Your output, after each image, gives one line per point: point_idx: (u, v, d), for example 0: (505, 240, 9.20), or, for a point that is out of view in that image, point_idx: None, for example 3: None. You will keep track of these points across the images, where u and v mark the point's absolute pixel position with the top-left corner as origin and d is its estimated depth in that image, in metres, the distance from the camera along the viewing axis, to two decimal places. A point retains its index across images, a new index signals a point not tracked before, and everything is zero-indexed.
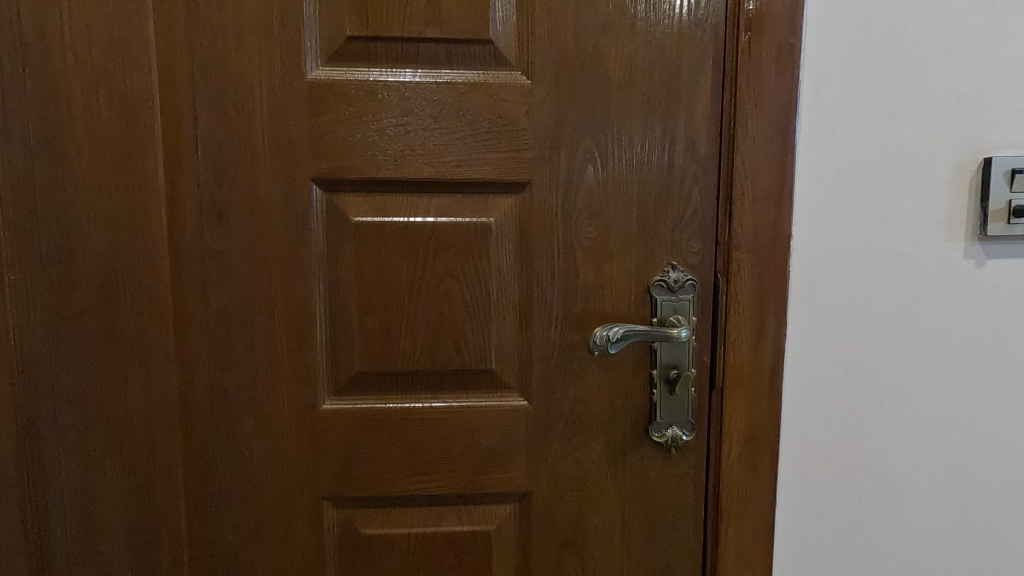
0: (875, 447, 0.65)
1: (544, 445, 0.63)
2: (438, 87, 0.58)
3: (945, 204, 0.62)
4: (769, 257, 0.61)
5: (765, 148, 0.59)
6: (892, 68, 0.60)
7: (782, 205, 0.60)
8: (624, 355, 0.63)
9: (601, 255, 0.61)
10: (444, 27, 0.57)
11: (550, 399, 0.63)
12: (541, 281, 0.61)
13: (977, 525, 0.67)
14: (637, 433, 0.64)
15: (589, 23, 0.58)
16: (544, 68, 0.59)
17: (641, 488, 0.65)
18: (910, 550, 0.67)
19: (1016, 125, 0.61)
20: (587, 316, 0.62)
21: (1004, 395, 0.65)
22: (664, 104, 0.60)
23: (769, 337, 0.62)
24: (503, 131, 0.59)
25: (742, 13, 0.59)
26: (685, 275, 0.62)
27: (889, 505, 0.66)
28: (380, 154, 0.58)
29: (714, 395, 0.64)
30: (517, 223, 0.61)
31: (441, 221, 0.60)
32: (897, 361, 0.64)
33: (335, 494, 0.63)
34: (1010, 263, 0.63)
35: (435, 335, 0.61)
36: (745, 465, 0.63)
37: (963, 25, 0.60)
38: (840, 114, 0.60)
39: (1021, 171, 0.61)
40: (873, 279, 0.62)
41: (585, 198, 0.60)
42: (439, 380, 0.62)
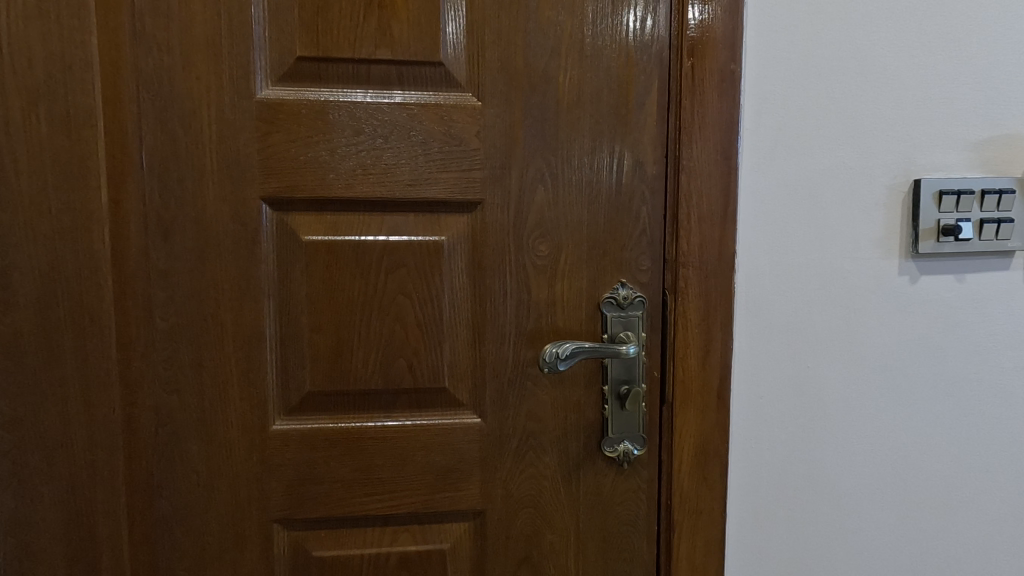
0: (821, 458, 0.67)
1: (498, 462, 0.64)
2: (389, 107, 0.59)
3: (880, 223, 0.65)
4: (714, 275, 0.62)
5: (709, 169, 0.61)
6: (829, 93, 0.63)
7: (726, 225, 0.62)
8: (576, 371, 0.64)
9: (552, 273, 0.62)
10: (396, 48, 0.58)
11: (504, 416, 0.63)
12: (493, 299, 0.62)
13: (918, 531, 0.69)
14: (590, 449, 0.65)
15: (538, 47, 0.60)
16: (495, 90, 0.60)
17: (595, 503, 0.65)
18: (857, 557, 0.69)
19: (943, 149, 0.65)
20: (539, 333, 0.63)
21: (940, 406, 0.68)
22: (612, 125, 0.62)
23: (715, 353, 0.63)
24: (455, 152, 0.60)
25: (685, 39, 0.61)
26: (635, 292, 0.63)
27: (835, 514, 0.68)
28: (332, 173, 0.58)
29: (665, 409, 0.65)
30: (469, 242, 0.61)
31: (393, 240, 0.60)
32: (839, 374, 0.66)
33: (286, 516, 0.62)
34: (941, 280, 0.66)
35: (387, 354, 0.61)
36: (696, 478, 0.65)
37: (892, 54, 0.63)
38: (780, 137, 0.63)
39: (948, 192, 0.64)
40: (816, 295, 0.65)
41: (536, 216, 0.61)
42: (392, 398, 0.62)
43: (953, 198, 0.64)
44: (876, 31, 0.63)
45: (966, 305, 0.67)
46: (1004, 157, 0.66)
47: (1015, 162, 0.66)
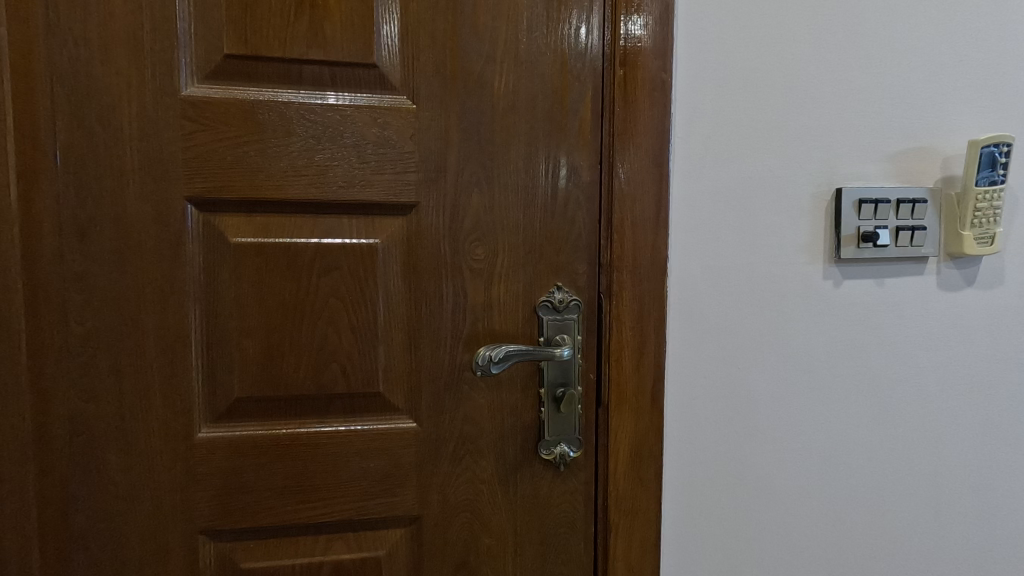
0: (752, 457, 0.69)
1: (435, 466, 0.63)
2: (321, 108, 0.58)
3: (805, 230, 0.68)
4: (647, 278, 0.64)
5: (641, 176, 0.63)
6: (756, 104, 0.65)
7: (659, 230, 0.63)
8: (513, 375, 0.64)
9: (488, 277, 0.62)
10: (329, 49, 0.58)
11: (440, 420, 0.63)
12: (428, 303, 0.62)
13: (845, 526, 0.72)
14: (528, 452, 0.65)
15: (474, 52, 0.60)
16: (430, 94, 0.60)
17: (533, 506, 0.66)
18: (788, 553, 0.71)
19: (862, 160, 0.68)
20: (476, 336, 0.63)
21: (862, 404, 0.71)
22: (548, 132, 0.62)
23: (649, 355, 0.64)
24: (389, 155, 0.60)
25: (618, 49, 0.62)
26: (570, 296, 0.64)
27: (766, 511, 0.70)
28: (262, 174, 0.57)
29: (601, 412, 0.66)
30: (404, 245, 0.61)
31: (326, 242, 0.59)
32: (768, 375, 0.68)
33: (212, 527, 0.60)
34: (862, 284, 0.69)
35: (319, 358, 0.60)
36: (632, 479, 0.66)
37: (814, 67, 0.66)
38: (710, 144, 0.64)
39: (867, 201, 0.67)
40: (745, 299, 0.67)
41: (472, 220, 0.62)
42: (326, 404, 0.61)
43: (871, 206, 0.68)
44: (799, 46, 0.66)
45: (885, 308, 0.70)
46: (917, 168, 0.69)
47: (928, 173, 0.70)
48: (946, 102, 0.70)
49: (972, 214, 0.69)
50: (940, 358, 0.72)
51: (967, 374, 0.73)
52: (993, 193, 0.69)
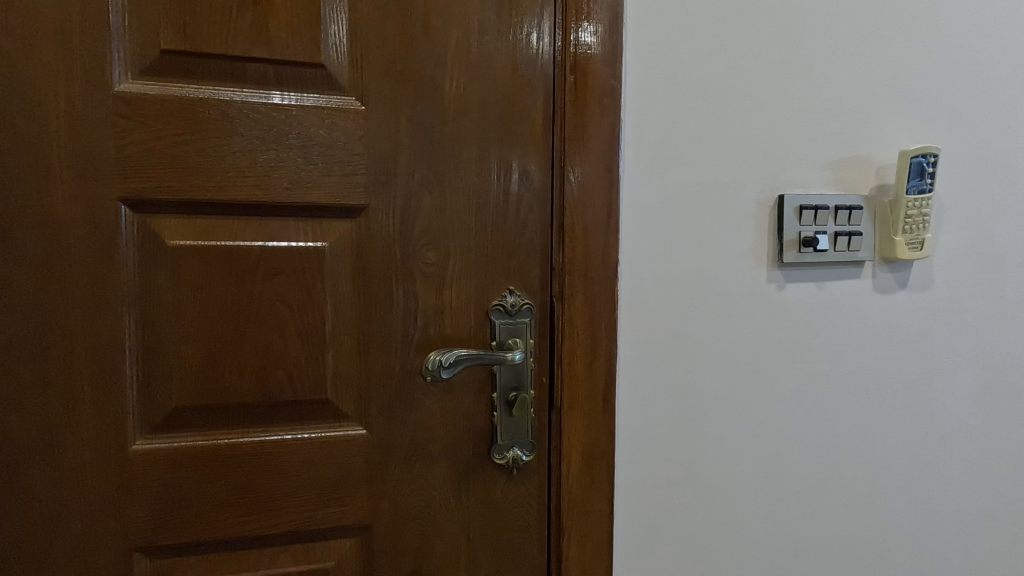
0: (702, 457, 0.70)
1: (385, 474, 0.62)
2: (265, 107, 0.56)
3: (750, 235, 0.70)
4: (598, 282, 0.64)
5: (592, 181, 0.63)
6: (702, 112, 0.67)
7: (609, 234, 0.64)
8: (465, 379, 0.64)
9: (440, 280, 0.62)
10: (273, 47, 0.56)
11: (391, 426, 0.62)
12: (378, 308, 0.61)
13: (790, 522, 0.74)
14: (481, 457, 0.65)
15: (424, 54, 0.60)
16: (379, 95, 0.59)
17: (486, 511, 0.65)
18: (737, 550, 0.73)
19: (802, 168, 0.71)
20: (427, 341, 0.62)
21: (805, 404, 0.74)
22: (499, 135, 0.62)
23: (601, 358, 0.65)
24: (337, 157, 0.58)
25: (568, 55, 0.63)
26: (522, 300, 0.64)
27: (716, 510, 0.71)
28: (202, 174, 0.55)
29: (553, 415, 0.66)
30: (353, 248, 0.60)
31: (271, 245, 0.58)
32: (716, 377, 0.70)
33: (148, 544, 0.57)
34: (803, 287, 0.72)
35: (264, 365, 0.58)
36: (584, 482, 0.66)
37: (758, 78, 0.68)
38: (659, 151, 0.66)
39: (807, 208, 0.70)
40: (694, 302, 0.68)
41: (423, 223, 0.61)
42: (271, 412, 0.59)
43: (811, 212, 0.70)
44: (743, 57, 0.68)
45: (825, 310, 0.73)
46: (854, 176, 0.73)
47: (864, 181, 0.73)
48: (879, 114, 0.73)
49: (903, 221, 0.72)
50: (876, 358, 0.76)
51: (900, 373, 0.77)
52: (922, 201, 0.73)
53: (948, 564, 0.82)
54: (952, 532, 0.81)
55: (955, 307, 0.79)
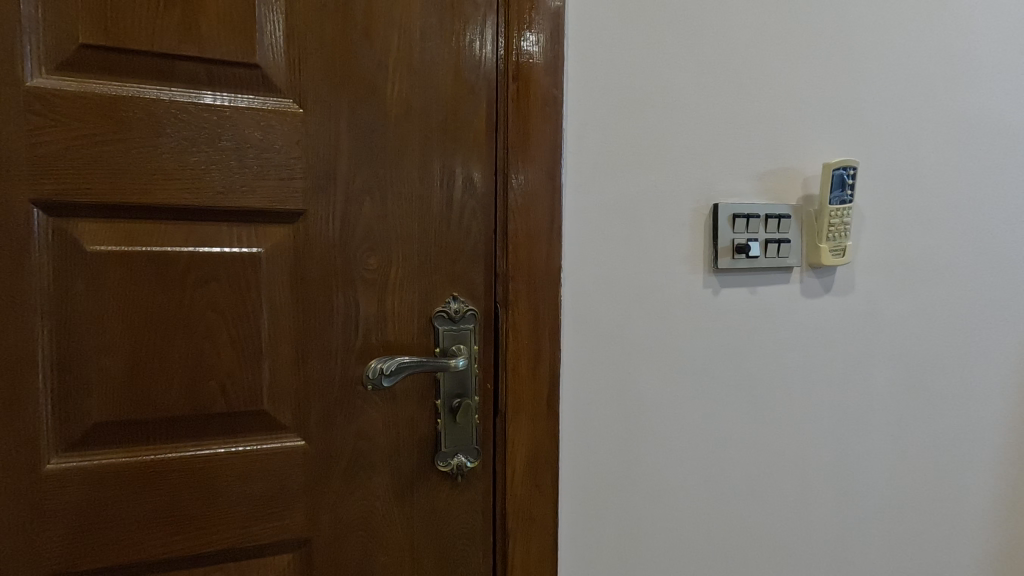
0: (643, 458, 0.72)
1: (325, 485, 0.61)
2: (195, 107, 0.54)
3: (687, 242, 0.72)
4: (541, 288, 0.65)
5: (536, 188, 0.64)
6: (640, 123, 0.69)
7: (552, 240, 0.65)
8: (408, 387, 0.63)
9: (382, 287, 0.61)
10: (204, 45, 0.54)
11: (331, 436, 0.60)
12: (318, 315, 0.59)
13: (727, 518, 0.77)
14: (425, 465, 0.64)
15: (365, 58, 0.59)
16: (318, 98, 0.58)
17: (431, 520, 0.65)
18: (677, 546, 0.75)
19: (735, 178, 0.74)
20: (369, 349, 0.61)
21: (740, 404, 0.77)
22: (442, 141, 0.62)
23: (544, 363, 0.66)
24: (274, 160, 0.57)
25: (511, 63, 0.63)
26: (466, 306, 0.64)
27: (657, 509, 0.73)
28: (125, 176, 0.53)
29: (498, 420, 0.66)
30: (291, 254, 0.58)
31: (202, 251, 0.55)
32: (656, 379, 0.72)
33: (65, 569, 0.53)
34: (737, 292, 0.75)
35: (195, 376, 0.56)
36: (529, 486, 0.66)
37: (694, 90, 0.71)
38: (600, 160, 0.67)
39: (740, 216, 0.73)
40: (634, 306, 0.70)
41: (364, 229, 0.60)
42: (202, 425, 0.57)
43: (743, 220, 0.74)
44: (679, 70, 0.70)
45: (758, 314, 0.77)
46: (782, 186, 0.77)
47: (791, 191, 0.77)
48: (805, 128, 0.77)
49: (827, 229, 0.77)
50: (804, 359, 0.80)
51: (826, 372, 0.81)
52: (844, 211, 0.77)
53: (871, 552, 0.87)
54: (874, 520, 0.86)
55: (874, 310, 0.84)
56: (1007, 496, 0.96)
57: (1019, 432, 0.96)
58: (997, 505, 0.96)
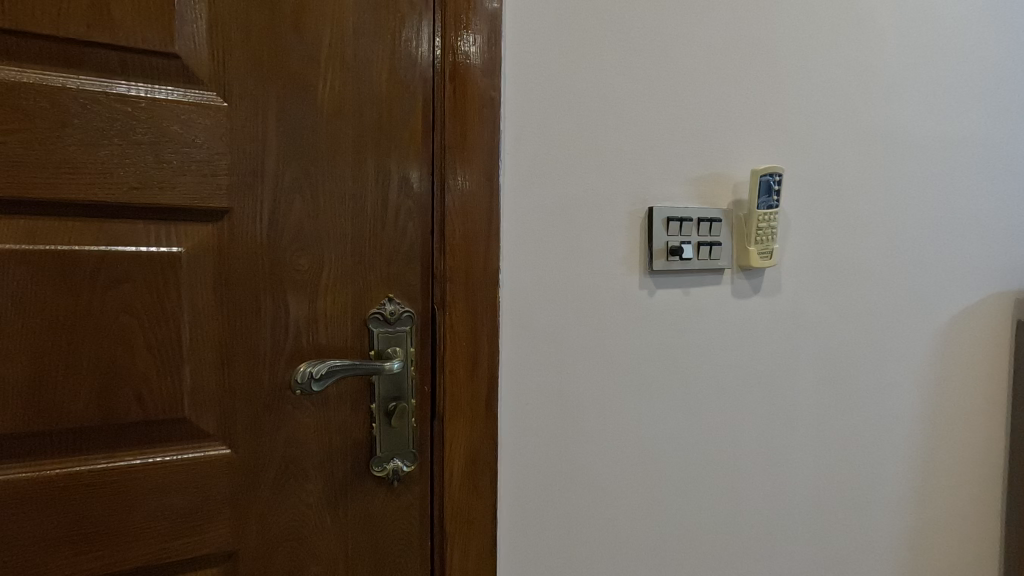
0: (581, 457, 0.73)
1: (253, 495, 0.58)
2: (107, 98, 0.51)
3: (623, 244, 0.74)
4: (479, 289, 0.65)
5: (473, 190, 0.64)
6: (577, 126, 0.70)
7: (490, 242, 0.65)
8: (341, 391, 0.61)
9: (314, 288, 0.59)
10: (116, 32, 0.51)
11: (259, 443, 0.58)
12: (244, 318, 0.57)
13: (663, 513, 0.79)
14: (359, 470, 0.62)
15: (294, 53, 0.57)
16: (244, 92, 0.56)
17: (366, 527, 0.63)
18: (615, 543, 0.76)
19: (669, 183, 0.76)
20: (300, 352, 0.59)
21: (674, 402, 0.79)
22: (377, 139, 0.61)
23: (482, 364, 0.66)
24: (195, 156, 0.54)
25: (447, 63, 0.63)
26: (402, 307, 0.63)
27: (595, 507, 0.75)
28: (26, 169, 0.49)
29: (435, 423, 0.65)
30: (214, 254, 0.55)
31: (115, 250, 0.52)
32: (593, 379, 0.73)
33: None
34: (671, 293, 0.78)
35: (106, 383, 0.52)
36: (467, 489, 0.66)
37: (629, 96, 0.73)
38: (537, 162, 0.68)
39: (673, 219, 0.76)
40: (572, 308, 0.71)
41: (294, 228, 0.58)
42: (115, 435, 0.53)
43: (676, 224, 0.76)
44: (615, 76, 0.72)
45: (691, 314, 0.79)
46: (713, 191, 0.80)
47: (722, 197, 0.80)
48: (734, 136, 0.81)
49: (755, 233, 0.80)
50: (734, 358, 0.83)
51: (756, 369, 0.85)
52: (771, 216, 0.81)
53: (797, 541, 0.91)
54: (800, 511, 0.91)
55: (800, 310, 0.88)
56: (919, 483, 1.03)
57: (929, 423, 1.04)
58: (910, 492, 1.03)
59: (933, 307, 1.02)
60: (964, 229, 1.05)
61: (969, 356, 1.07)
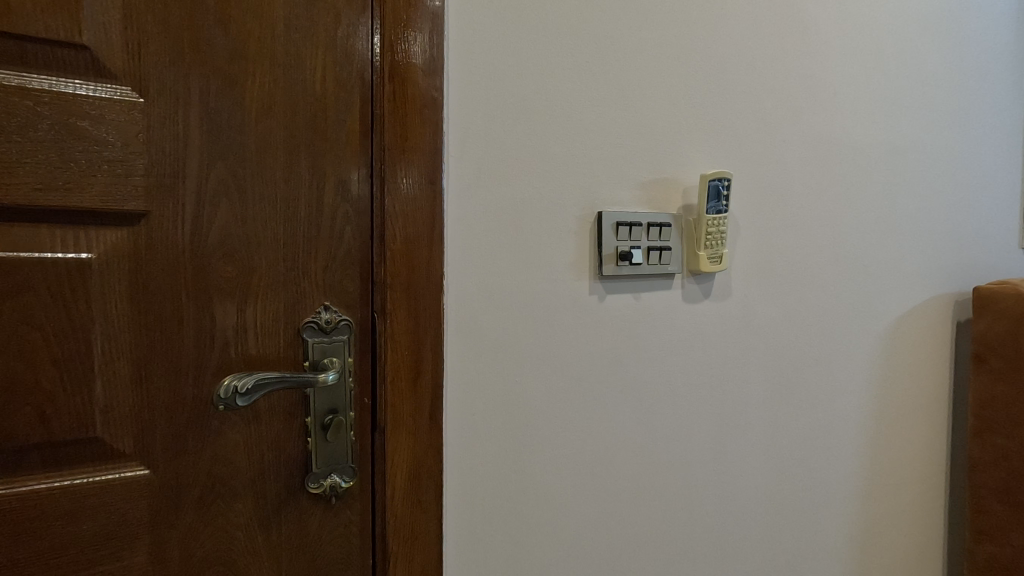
0: (530, 466, 0.72)
1: (175, 517, 0.54)
2: (5, 91, 0.47)
3: (572, 250, 0.73)
4: (421, 296, 0.63)
5: (415, 193, 0.62)
6: (524, 129, 0.68)
7: (433, 247, 0.63)
8: (273, 404, 0.58)
9: (243, 296, 0.56)
10: (13, 19, 0.47)
11: (181, 463, 0.54)
12: (164, 329, 0.53)
13: (615, 521, 0.79)
14: (294, 488, 0.59)
15: (218, 47, 0.54)
16: (162, 87, 0.52)
17: (301, 547, 0.60)
18: (566, 552, 0.75)
19: (617, 187, 0.76)
20: (226, 365, 0.56)
21: (625, 408, 0.78)
22: (310, 140, 0.58)
23: (425, 374, 0.63)
24: (107, 155, 0.50)
25: (387, 62, 0.60)
26: (339, 316, 0.60)
27: (545, 517, 0.73)
28: None
29: (376, 437, 0.62)
30: (128, 260, 0.52)
31: (15, 257, 0.48)
32: (542, 386, 0.72)
33: None
34: (621, 298, 0.77)
35: (5, 401, 0.48)
36: (410, 504, 0.64)
37: (576, 100, 0.72)
38: (483, 166, 0.66)
39: (623, 224, 0.75)
40: (520, 314, 0.70)
41: (220, 233, 0.55)
42: (17, 458, 0.49)
43: (626, 229, 0.75)
44: (562, 80, 0.71)
45: (641, 320, 0.79)
46: (662, 196, 0.79)
47: (671, 201, 0.80)
48: (683, 142, 0.81)
49: (704, 237, 0.80)
50: (685, 363, 0.83)
51: (706, 373, 0.85)
52: (720, 221, 0.80)
53: (748, 543, 0.92)
54: (751, 513, 0.91)
55: (750, 314, 0.89)
56: (866, 481, 1.06)
57: (875, 423, 1.06)
58: (858, 492, 1.05)
59: (878, 310, 1.05)
60: (906, 234, 1.08)
61: (911, 357, 1.10)
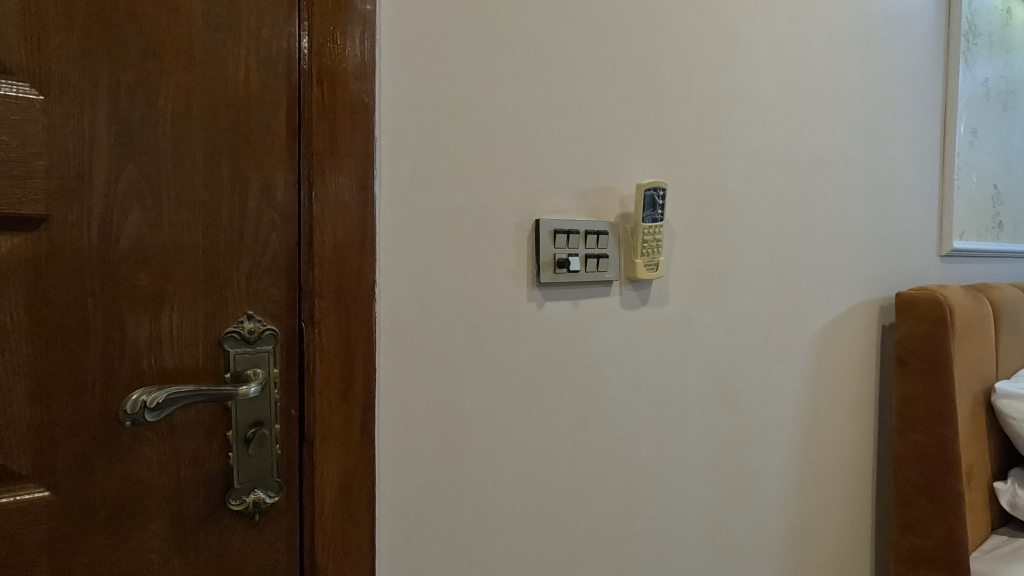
0: (467, 472, 0.71)
1: (81, 540, 0.51)
2: None
3: (510, 257, 0.73)
4: (351, 305, 0.61)
5: (344, 198, 0.60)
6: (460, 136, 0.68)
7: (365, 254, 0.61)
8: (191, 419, 0.55)
9: (158, 306, 0.53)
10: None
11: (87, 482, 0.51)
12: (67, 340, 0.50)
13: (554, 525, 0.79)
14: (215, 505, 0.57)
15: (130, 44, 0.51)
16: (66, 84, 0.49)
17: (222, 567, 0.57)
18: (505, 559, 0.75)
19: (555, 195, 0.76)
20: (138, 377, 0.53)
21: (564, 413, 0.79)
22: (233, 142, 0.56)
23: (356, 385, 0.61)
24: (2, 155, 0.47)
25: (315, 64, 0.58)
26: (263, 325, 0.58)
27: (483, 524, 0.73)
28: None
29: (304, 449, 0.60)
30: (26, 267, 0.48)
31: None
32: (480, 393, 0.71)
33: None
34: (559, 305, 0.77)
35: None
36: (341, 519, 0.61)
37: (513, 108, 0.72)
38: (418, 172, 0.65)
39: (561, 232, 0.75)
40: (457, 322, 0.69)
41: (132, 239, 0.52)
42: None
43: (563, 236, 0.76)
44: (498, 88, 0.71)
45: (580, 326, 0.79)
46: (600, 204, 0.80)
47: (609, 209, 0.81)
48: (620, 151, 0.82)
49: (640, 245, 0.81)
50: (623, 368, 0.84)
51: (645, 378, 0.87)
52: (656, 229, 0.82)
53: (687, 543, 0.94)
54: (689, 514, 0.94)
55: (686, 320, 0.91)
56: (800, 479, 1.10)
57: (808, 423, 1.10)
58: (791, 490, 1.09)
59: (809, 315, 1.09)
60: (834, 242, 1.13)
61: (840, 360, 1.16)
